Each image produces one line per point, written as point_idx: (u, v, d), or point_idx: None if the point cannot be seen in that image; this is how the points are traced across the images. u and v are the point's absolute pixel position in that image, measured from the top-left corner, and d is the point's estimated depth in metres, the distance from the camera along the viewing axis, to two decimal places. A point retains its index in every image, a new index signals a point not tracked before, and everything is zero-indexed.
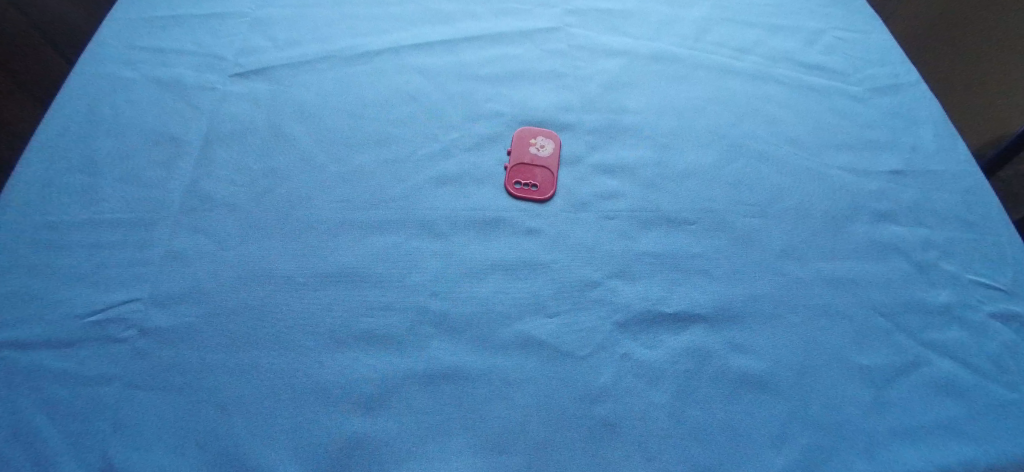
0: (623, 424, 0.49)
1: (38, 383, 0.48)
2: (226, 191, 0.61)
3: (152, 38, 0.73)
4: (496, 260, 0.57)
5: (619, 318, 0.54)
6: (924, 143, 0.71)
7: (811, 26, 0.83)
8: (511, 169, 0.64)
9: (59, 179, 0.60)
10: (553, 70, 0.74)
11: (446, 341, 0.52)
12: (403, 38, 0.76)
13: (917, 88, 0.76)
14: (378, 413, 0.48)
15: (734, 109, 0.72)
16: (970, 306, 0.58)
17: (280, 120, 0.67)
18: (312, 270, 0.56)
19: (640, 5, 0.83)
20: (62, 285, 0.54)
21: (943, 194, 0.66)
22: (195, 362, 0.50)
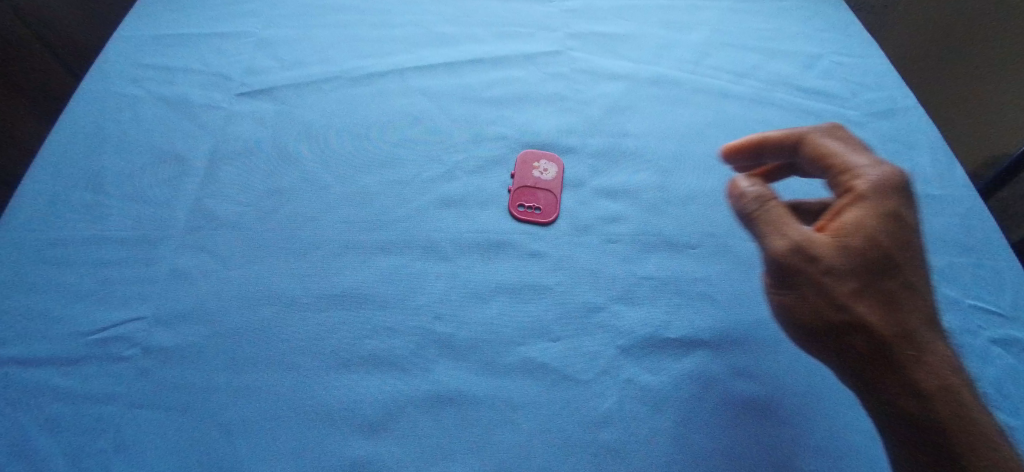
0: (626, 450, 0.49)
1: (38, 401, 0.48)
2: (231, 211, 0.61)
3: (158, 56, 0.74)
4: (500, 283, 0.58)
5: (623, 342, 0.55)
6: (923, 168, 0.72)
7: (808, 50, 0.84)
8: (515, 191, 0.64)
9: (64, 196, 0.60)
10: (555, 92, 0.75)
11: (450, 364, 0.52)
12: (407, 59, 0.77)
13: (914, 112, 0.77)
14: (381, 437, 0.48)
15: (734, 133, 0.73)
16: (970, 332, 0.58)
17: (286, 140, 0.67)
18: (317, 292, 0.56)
19: (641, 28, 0.84)
20: (65, 303, 0.54)
21: (942, 219, 0.67)
22: (197, 382, 0.50)
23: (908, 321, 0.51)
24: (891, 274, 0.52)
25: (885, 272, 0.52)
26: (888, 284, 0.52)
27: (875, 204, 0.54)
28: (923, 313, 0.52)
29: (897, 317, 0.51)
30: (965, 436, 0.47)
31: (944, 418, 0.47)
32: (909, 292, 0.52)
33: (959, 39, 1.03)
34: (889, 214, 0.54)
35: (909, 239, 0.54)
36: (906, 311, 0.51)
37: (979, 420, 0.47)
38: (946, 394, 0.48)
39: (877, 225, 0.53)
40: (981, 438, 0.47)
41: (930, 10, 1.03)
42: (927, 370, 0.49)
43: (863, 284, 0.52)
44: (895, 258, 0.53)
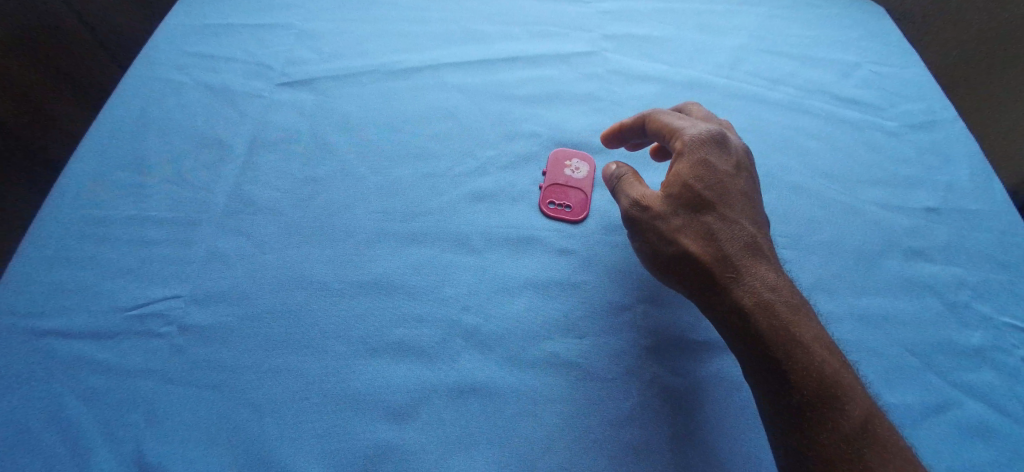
0: (646, 449, 0.49)
1: (79, 372, 0.50)
2: (267, 196, 0.62)
3: (203, 44, 0.76)
4: (528, 278, 0.58)
5: (647, 342, 0.55)
6: (960, 181, 0.70)
7: (846, 59, 0.83)
8: (545, 189, 0.65)
9: (109, 175, 0.63)
10: (588, 93, 0.75)
11: (476, 355, 0.53)
12: (443, 55, 0.78)
13: (953, 125, 0.76)
14: (406, 423, 0.49)
15: (767, 139, 0.72)
16: (1003, 350, 0.57)
17: (322, 130, 0.69)
18: (350, 279, 0.57)
19: (677, 32, 0.84)
20: (107, 279, 0.56)
21: (978, 234, 0.66)
22: (230, 361, 0.52)
23: (733, 257, 0.54)
24: (709, 212, 0.56)
25: (706, 210, 0.56)
26: (703, 224, 0.55)
27: (694, 151, 0.57)
28: (747, 251, 0.54)
29: (723, 254, 0.54)
30: (793, 364, 0.49)
31: (783, 348, 0.50)
32: (730, 230, 0.55)
33: (990, 45, 1.00)
34: (709, 161, 0.57)
35: (734, 183, 0.57)
36: (725, 248, 0.54)
37: (807, 351, 0.50)
38: (774, 326, 0.50)
39: (691, 169, 0.56)
40: (808, 366, 0.49)
41: (959, 17, 0.99)
42: (755, 300, 0.52)
43: (688, 222, 0.55)
44: (711, 199, 0.56)
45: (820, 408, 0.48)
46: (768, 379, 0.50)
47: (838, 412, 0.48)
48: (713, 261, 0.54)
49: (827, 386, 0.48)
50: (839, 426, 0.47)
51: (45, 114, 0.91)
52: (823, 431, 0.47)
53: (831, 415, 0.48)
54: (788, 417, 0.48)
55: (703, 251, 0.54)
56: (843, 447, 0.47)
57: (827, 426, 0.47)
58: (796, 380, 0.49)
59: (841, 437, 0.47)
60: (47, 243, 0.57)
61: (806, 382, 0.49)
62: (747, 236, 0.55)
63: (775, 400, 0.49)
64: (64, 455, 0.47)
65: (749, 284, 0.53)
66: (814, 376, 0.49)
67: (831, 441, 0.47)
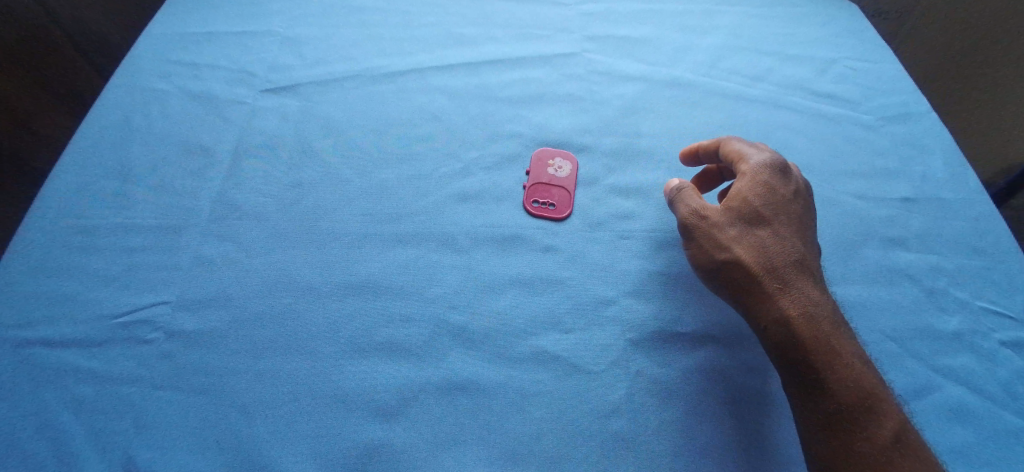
0: (635, 440, 0.50)
1: (65, 380, 0.50)
2: (254, 202, 0.63)
3: (185, 52, 0.77)
4: (514, 276, 0.59)
5: (632, 335, 0.56)
6: (935, 171, 0.72)
7: (822, 56, 0.85)
8: (529, 188, 0.66)
9: (92, 184, 0.63)
10: (570, 93, 0.77)
11: (463, 352, 0.54)
12: (426, 59, 0.78)
13: (927, 117, 0.78)
14: (396, 421, 0.50)
15: (747, 134, 0.74)
16: (981, 334, 0.58)
17: (307, 135, 0.69)
18: (336, 280, 0.57)
19: (657, 31, 0.86)
20: (91, 287, 0.56)
21: (953, 222, 0.67)
22: (218, 365, 0.52)
23: (786, 272, 0.54)
24: (764, 228, 0.56)
25: (762, 226, 0.56)
26: (758, 238, 0.56)
27: (757, 172, 0.58)
28: (802, 270, 0.55)
29: (776, 268, 0.54)
30: (834, 376, 0.49)
31: (828, 361, 0.50)
32: (785, 247, 0.55)
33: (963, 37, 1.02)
34: (770, 183, 0.58)
35: (793, 207, 0.58)
36: (780, 264, 0.54)
37: (850, 366, 0.50)
38: (821, 338, 0.51)
39: (753, 188, 0.58)
40: (847, 379, 0.49)
41: (946, 12, 1.03)
42: (806, 313, 0.52)
43: (743, 234, 0.56)
44: (768, 217, 0.56)
45: (852, 418, 0.48)
46: (806, 390, 0.50)
47: (869, 424, 0.48)
48: (766, 273, 0.54)
49: (864, 399, 0.49)
50: (869, 438, 0.47)
51: (29, 126, 0.90)
52: (854, 441, 0.48)
53: (863, 427, 0.48)
54: (820, 426, 0.49)
55: (756, 263, 0.55)
56: (871, 457, 0.47)
57: (858, 437, 0.48)
58: (835, 390, 0.49)
59: (872, 448, 0.47)
60: (31, 252, 0.57)
61: (843, 394, 0.49)
62: (800, 256, 0.55)
63: (811, 410, 0.50)
64: (51, 464, 0.47)
65: (802, 300, 0.53)
66: (853, 390, 0.49)
67: (861, 451, 0.47)
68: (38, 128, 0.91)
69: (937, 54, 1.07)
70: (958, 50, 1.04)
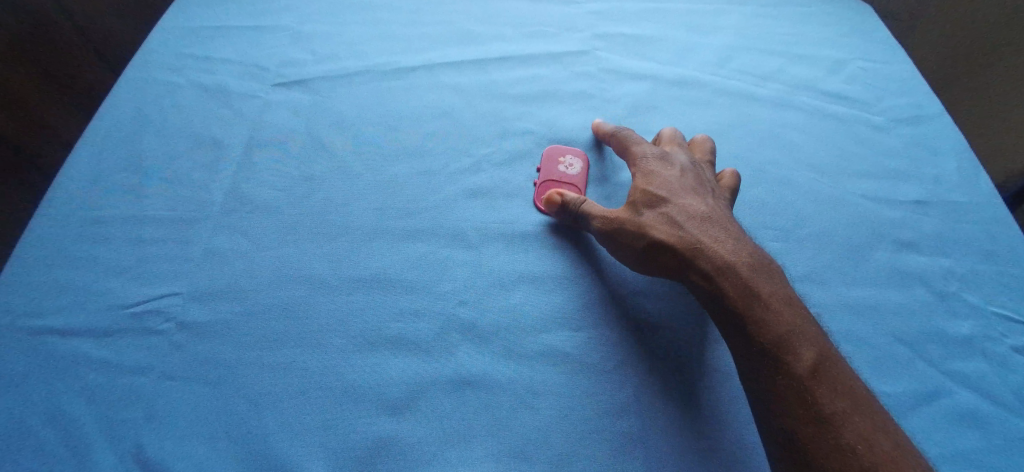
0: (644, 439, 0.50)
1: (77, 369, 0.51)
2: (265, 196, 0.63)
3: (197, 46, 0.77)
4: (523, 272, 0.59)
5: (643, 334, 0.56)
6: (948, 174, 0.71)
7: (833, 56, 0.85)
8: (541, 185, 0.66)
9: (106, 176, 0.63)
10: (580, 91, 0.76)
11: (472, 348, 0.54)
12: (436, 55, 0.78)
13: (940, 120, 0.77)
14: (405, 416, 0.50)
15: (757, 134, 0.73)
16: (993, 339, 0.58)
17: (318, 129, 0.69)
18: (347, 275, 0.58)
19: (666, 30, 0.86)
20: (104, 278, 0.56)
21: (966, 226, 0.67)
22: (230, 357, 0.52)
23: (699, 238, 0.54)
24: (668, 205, 0.57)
25: (666, 204, 0.57)
26: (664, 213, 0.56)
27: (645, 167, 0.61)
28: (706, 227, 0.55)
29: (686, 233, 0.55)
30: (752, 318, 0.50)
31: (744, 307, 0.51)
32: (693, 215, 0.56)
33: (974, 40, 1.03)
34: (658, 170, 0.60)
35: (685, 180, 0.60)
36: (687, 229, 0.55)
37: (767, 307, 0.51)
38: (745, 292, 0.51)
39: (645, 179, 0.60)
40: (764, 320, 0.50)
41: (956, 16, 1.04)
42: (716, 267, 0.53)
43: (651, 216, 0.56)
44: (667, 195, 0.58)
45: (773, 356, 0.49)
46: (744, 340, 0.50)
47: (790, 358, 0.48)
48: (677, 240, 0.54)
49: (783, 336, 0.49)
50: (789, 372, 0.48)
51: (34, 116, 0.90)
52: (776, 378, 0.48)
53: (784, 362, 0.48)
54: (764, 374, 0.49)
55: (670, 237, 0.54)
56: (792, 390, 0.47)
57: (781, 372, 0.48)
58: (754, 331, 0.50)
59: (793, 382, 0.47)
60: (44, 243, 0.57)
61: (762, 333, 0.50)
62: (703, 213, 0.56)
63: (742, 354, 0.51)
64: (63, 452, 0.47)
65: (710, 256, 0.53)
66: (769, 329, 0.49)
67: (784, 386, 0.48)
68: (40, 118, 0.91)
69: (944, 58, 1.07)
70: (965, 55, 1.04)
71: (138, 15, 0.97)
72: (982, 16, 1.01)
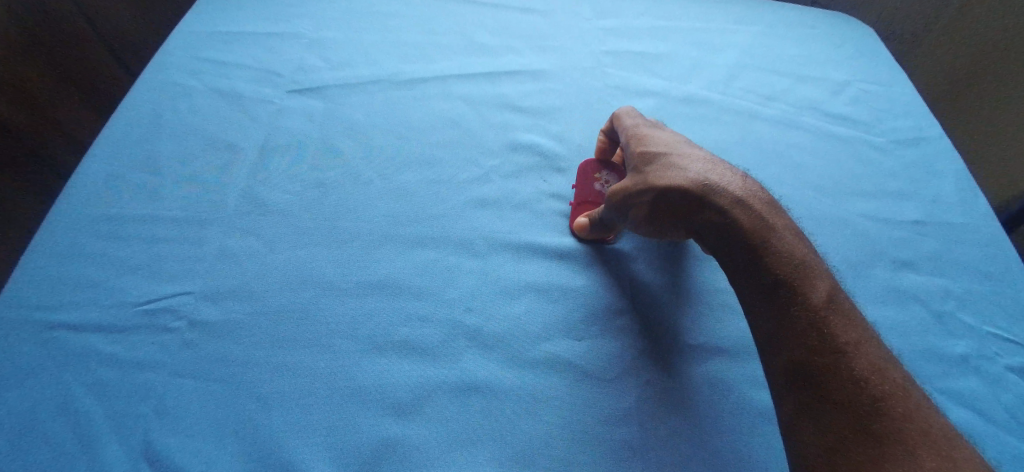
0: (643, 448, 0.51)
1: (89, 364, 0.52)
2: (277, 199, 0.64)
3: (215, 51, 0.79)
4: (529, 281, 0.60)
5: (644, 345, 0.57)
6: (947, 196, 0.73)
7: (836, 78, 0.86)
8: (576, 207, 0.66)
9: (123, 175, 0.64)
10: (589, 105, 0.78)
11: (479, 355, 0.55)
12: (448, 66, 0.80)
13: (940, 142, 0.79)
14: (411, 419, 0.51)
15: (759, 152, 0.75)
16: (987, 358, 0.59)
17: (331, 135, 0.71)
18: (356, 279, 0.59)
19: (674, 48, 0.87)
20: (117, 274, 0.57)
21: (964, 247, 0.68)
22: (240, 356, 0.53)
23: (709, 179, 0.54)
24: (671, 157, 0.57)
25: (669, 157, 0.57)
26: (671, 163, 0.56)
27: (637, 134, 0.62)
28: (712, 169, 0.56)
29: (694, 174, 0.55)
30: (766, 249, 0.52)
31: (759, 242, 0.52)
32: (697, 162, 0.56)
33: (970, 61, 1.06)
34: (649, 133, 0.61)
35: (676, 140, 0.61)
36: (696, 170, 0.55)
37: (777, 240, 0.52)
38: (758, 227, 0.52)
39: (641, 143, 0.60)
40: (777, 253, 0.52)
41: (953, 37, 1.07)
42: (730, 202, 0.53)
43: (658, 168, 0.56)
44: (665, 150, 0.58)
45: (787, 287, 0.50)
46: (760, 277, 0.52)
47: (804, 290, 0.50)
48: (689, 183, 0.54)
49: (797, 268, 0.51)
50: (804, 301, 0.49)
51: (47, 117, 0.93)
52: (791, 310, 0.49)
53: (800, 292, 0.50)
54: (779, 304, 0.50)
55: (684, 181, 0.54)
56: (807, 321, 0.49)
57: (795, 303, 0.50)
58: (768, 263, 0.51)
59: (807, 311, 0.49)
60: (59, 238, 0.59)
61: (776, 264, 0.51)
62: (704, 160, 0.57)
63: (754, 290, 0.52)
64: (73, 444, 0.48)
65: (722, 194, 0.54)
66: (783, 262, 0.51)
67: (799, 317, 0.49)
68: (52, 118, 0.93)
69: (944, 67, 1.09)
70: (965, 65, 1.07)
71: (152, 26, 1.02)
72: (980, 30, 1.03)
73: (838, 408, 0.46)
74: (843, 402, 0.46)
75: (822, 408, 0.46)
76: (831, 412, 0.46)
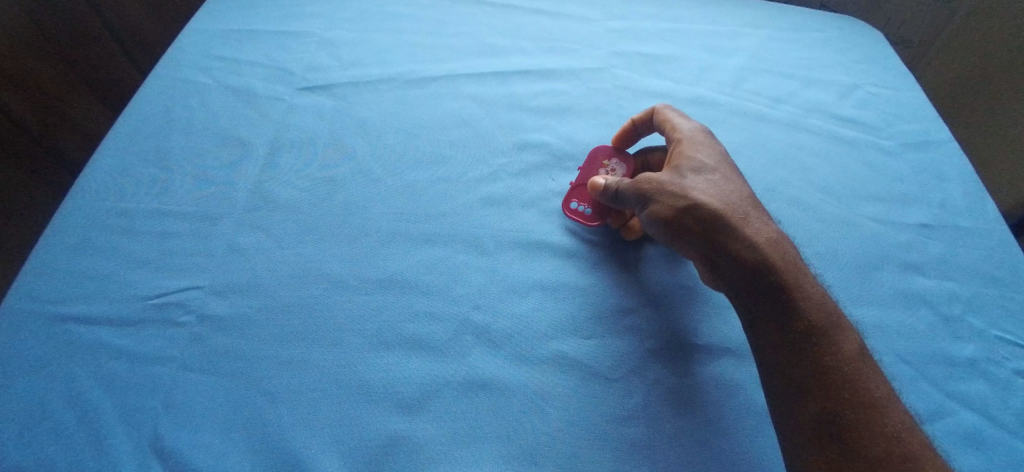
0: (650, 447, 0.51)
1: (99, 357, 0.52)
2: (287, 195, 0.65)
3: (227, 48, 0.79)
4: (536, 280, 0.60)
5: (651, 345, 0.57)
6: (955, 200, 0.73)
7: (845, 81, 0.86)
8: (574, 188, 0.67)
9: (134, 170, 0.65)
10: (597, 106, 0.78)
11: (486, 352, 0.55)
12: (457, 66, 0.81)
13: (948, 146, 0.79)
14: (418, 415, 0.51)
15: (766, 154, 0.75)
16: (994, 362, 0.59)
17: (340, 133, 0.71)
18: (364, 276, 0.59)
19: (683, 50, 0.88)
20: (127, 269, 0.58)
21: (971, 251, 0.68)
22: (249, 351, 0.54)
23: (742, 214, 0.57)
24: (708, 176, 0.59)
25: (705, 175, 0.59)
26: (705, 183, 0.58)
27: (688, 137, 0.63)
28: (750, 208, 0.58)
29: (727, 204, 0.57)
30: (801, 297, 0.53)
31: (794, 283, 0.54)
32: (733, 193, 0.59)
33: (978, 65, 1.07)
34: (699, 142, 0.62)
35: (722, 159, 0.62)
36: (744, 205, 0.58)
37: (810, 289, 0.54)
38: (795, 274, 0.54)
39: (687, 150, 0.61)
40: (814, 303, 0.53)
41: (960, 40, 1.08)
42: (767, 242, 0.55)
43: (691, 183, 0.58)
44: (706, 168, 0.60)
45: (821, 337, 0.52)
46: (796, 325, 0.52)
47: (838, 341, 0.52)
48: (722, 210, 0.56)
49: (831, 319, 0.53)
50: (838, 353, 0.51)
51: (60, 116, 0.94)
52: (827, 360, 0.51)
53: (835, 343, 0.52)
54: (814, 355, 0.51)
55: (715, 206, 0.56)
56: (841, 374, 0.50)
57: (829, 353, 0.51)
58: (803, 310, 0.53)
59: (840, 363, 0.51)
60: (71, 232, 0.59)
61: (812, 313, 0.53)
62: (743, 193, 0.59)
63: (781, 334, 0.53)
64: (83, 436, 0.48)
65: (757, 233, 0.56)
66: (820, 312, 0.53)
67: (832, 367, 0.51)
68: (64, 116, 0.95)
69: (949, 74, 1.11)
70: (971, 71, 1.08)
71: (161, 21, 1.01)
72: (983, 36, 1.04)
73: (819, 452, 0.49)
74: (824, 447, 0.48)
75: (844, 456, 0.48)
76: (811, 452, 0.49)
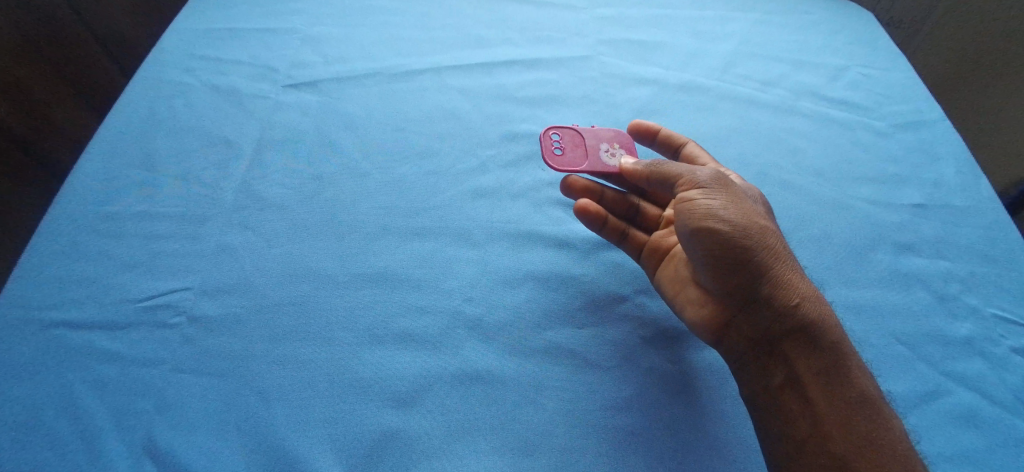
0: (645, 436, 0.51)
1: (88, 362, 0.52)
2: (275, 193, 0.64)
3: (210, 48, 0.78)
4: (529, 271, 0.60)
5: (646, 332, 0.57)
6: (948, 179, 0.72)
7: (835, 63, 0.86)
8: (571, 133, 0.67)
9: (119, 173, 0.64)
10: (585, 95, 0.77)
11: (480, 343, 0.55)
12: (444, 59, 0.80)
13: (940, 125, 0.78)
14: (412, 409, 0.51)
15: (758, 139, 0.74)
16: (991, 340, 0.59)
17: (327, 130, 0.71)
18: (354, 271, 0.59)
19: (671, 36, 0.87)
20: (116, 272, 0.57)
21: (966, 230, 0.67)
22: (241, 350, 0.53)
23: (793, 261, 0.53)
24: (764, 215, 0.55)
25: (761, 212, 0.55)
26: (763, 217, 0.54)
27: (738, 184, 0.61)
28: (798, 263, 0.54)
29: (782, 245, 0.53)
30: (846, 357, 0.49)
31: (831, 344, 0.50)
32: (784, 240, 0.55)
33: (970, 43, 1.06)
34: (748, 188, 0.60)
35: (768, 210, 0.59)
36: (789, 252, 0.54)
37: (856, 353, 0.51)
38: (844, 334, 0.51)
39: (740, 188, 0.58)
40: (859, 365, 0.50)
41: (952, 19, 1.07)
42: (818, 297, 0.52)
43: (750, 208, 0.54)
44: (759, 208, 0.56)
45: (866, 398, 0.48)
46: (841, 381, 0.49)
47: (881, 404, 0.48)
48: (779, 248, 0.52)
49: (875, 384, 0.49)
50: (881, 417, 0.47)
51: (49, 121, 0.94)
52: (868, 421, 0.47)
53: (878, 405, 0.48)
54: (857, 414, 0.47)
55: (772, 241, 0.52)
56: (880, 436, 0.46)
57: (870, 414, 0.47)
58: (849, 369, 0.49)
59: (881, 426, 0.47)
60: (57, 236, 0.59)
61: (857, 373, 0.49)
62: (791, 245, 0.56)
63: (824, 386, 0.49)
64: (74, 441, 0.48)
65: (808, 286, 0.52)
66: (866, 374, 0.49)
67: (871, 428, 0.47)
68: (53, 121, 0.94)
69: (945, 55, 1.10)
70: (967, 49, 1.07)
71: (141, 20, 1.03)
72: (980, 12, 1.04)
73: None
74: None
75: None
76: None
